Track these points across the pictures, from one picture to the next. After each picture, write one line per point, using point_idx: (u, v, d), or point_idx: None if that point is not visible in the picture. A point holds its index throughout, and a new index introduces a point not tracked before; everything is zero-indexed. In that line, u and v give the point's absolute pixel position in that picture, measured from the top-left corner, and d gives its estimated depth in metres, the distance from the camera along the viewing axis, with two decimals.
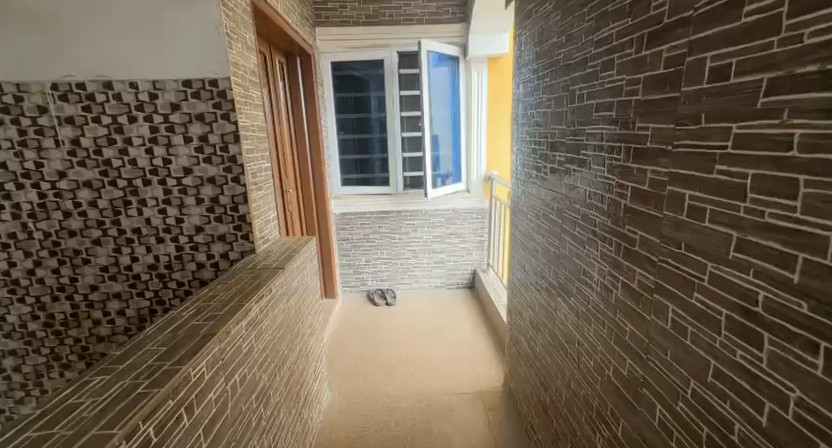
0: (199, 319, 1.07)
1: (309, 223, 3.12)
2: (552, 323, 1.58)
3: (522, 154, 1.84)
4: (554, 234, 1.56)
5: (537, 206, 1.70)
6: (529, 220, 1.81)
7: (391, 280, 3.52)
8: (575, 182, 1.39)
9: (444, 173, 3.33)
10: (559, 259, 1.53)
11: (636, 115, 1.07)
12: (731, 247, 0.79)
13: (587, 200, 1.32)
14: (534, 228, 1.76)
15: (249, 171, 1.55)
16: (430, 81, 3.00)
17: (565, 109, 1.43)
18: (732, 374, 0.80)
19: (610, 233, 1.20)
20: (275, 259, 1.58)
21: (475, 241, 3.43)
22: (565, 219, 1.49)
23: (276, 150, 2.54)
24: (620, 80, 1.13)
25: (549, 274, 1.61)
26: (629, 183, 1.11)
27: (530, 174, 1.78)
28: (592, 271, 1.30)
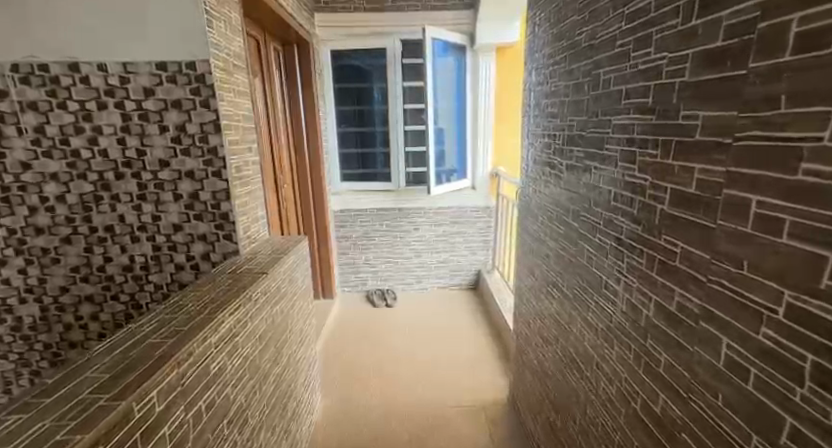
0: (155, 336, 0.95)
1: (306, 221, 2.99)
2: (564, 338, 1.44)
3: (534, 149, 1.69)
4: (570, 240, 1.42)
5: (550, 208, 1.55)
6: (539, 222, 1.66)
7: (392, 279, 3.39)
8: (596, 183, 1.25)
9: (448, 170, 3.18)
10: (575, 267, 1.38)
11: (682, 101, 0.89)
12: (824, 272, 0.58)
13: (611, 203, 1.17)
14: (546, 231, 1.61)
15: (232, 165, 1.41)
16: (435, 70, 2.84)
17: (586, 97, 1.28)
18: (813, 435, 0.61)
19: (640, 243, 1.05)
20: (261, 261, 1.44)
21: (480, 240, 3.28)
22: (582, 224, 1.34)
23: (269, 146, 2.39)
24: (661, 58, 0.95)
25: (562, 282, 1.47)
26: (670, 184, 0.94)
27: (542, 172, 1.62)
28: (617, 285, 1.16)
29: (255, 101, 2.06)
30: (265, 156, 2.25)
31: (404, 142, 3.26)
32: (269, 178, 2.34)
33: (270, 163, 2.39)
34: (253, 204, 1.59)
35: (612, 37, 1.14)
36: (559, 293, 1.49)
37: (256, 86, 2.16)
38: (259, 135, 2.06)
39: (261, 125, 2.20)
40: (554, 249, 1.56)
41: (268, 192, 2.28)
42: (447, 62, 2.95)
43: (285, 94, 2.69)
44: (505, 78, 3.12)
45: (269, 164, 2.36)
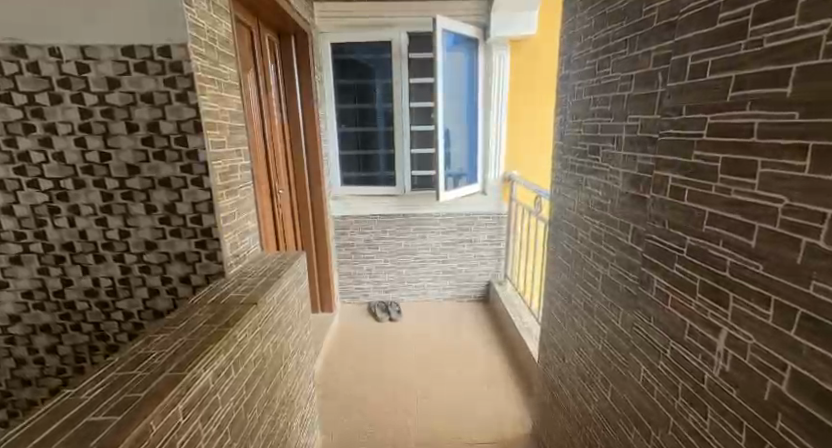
0: (85, 396, 0.69)
1: (305, 229, 2.76)
2: (590, 387, 1.19)
3: (558, 156, 1.44)
4: (596, 271, 1.16)
5: (575, 227, 1.30)
6: (564, 242, 1.41)
7: (396, 290, 3.17)
8: (628, 206, 0.98)
9: (457, 173, 2.95)
10: (600, 297, 1.13)
11: (811, 93, 0.52)
12: None
13: (643, 235, 0.91)
14: (568, 249, 1.36)
15: (215, 171, 1.19)
16: (445, 66, 2.62)
17: (626, 93, 0.97)
18: None
19: (683, 293, 0.77)
20: (250, 286, 1.21)
21: (491, 250, 3.06)
22: (608, 247, 1.08)
23: (264, 152, 2.16)
24: (762, 34, 0.59)
25: (587, 318, 1.22)
26: (786, 211, 0.56)
27: (564, 180, 1.39)
28: (646, 340, 0.90)
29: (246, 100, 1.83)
30: (258, 164, 2.02)
31: (410, 143, 3.05)
32: (262, 188, 2.11)
33: (264, 172, 2.16)
34: (241, 216, 1.36)
35: (639, 10, 0.90)
36: (583, 325, 1.24)
37: (247, 85, 1.92)
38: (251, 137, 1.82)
39: (253, 130, 1.97)
40: (575, 272, 1.31)
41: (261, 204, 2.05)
42: (457, 56, 2.72)
43: (281, 91, 2.46)
44: (519, 74, 2.90)
45: (263, 172, 2.14)
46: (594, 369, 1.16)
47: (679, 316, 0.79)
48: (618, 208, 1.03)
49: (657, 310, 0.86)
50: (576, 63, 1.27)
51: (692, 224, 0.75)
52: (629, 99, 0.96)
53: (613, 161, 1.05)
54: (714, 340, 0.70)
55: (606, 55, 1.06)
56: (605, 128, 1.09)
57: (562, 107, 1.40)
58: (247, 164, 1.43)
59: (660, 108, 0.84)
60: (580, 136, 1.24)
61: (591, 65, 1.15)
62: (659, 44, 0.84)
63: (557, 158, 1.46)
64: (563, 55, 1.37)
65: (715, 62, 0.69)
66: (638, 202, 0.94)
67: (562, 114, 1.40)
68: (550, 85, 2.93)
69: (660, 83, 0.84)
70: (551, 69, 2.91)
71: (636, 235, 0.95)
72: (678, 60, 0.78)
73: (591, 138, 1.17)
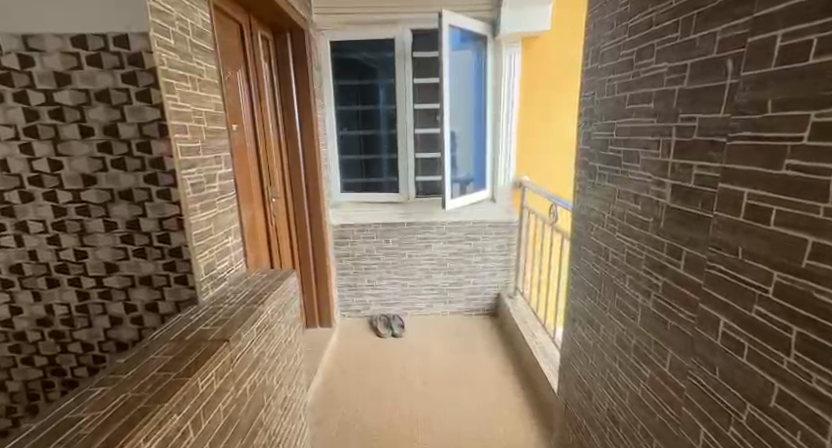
0: None
1: (302, 240, 2.60)
2: (626, 437, 1.01)
3: (582, 162, 1.26)
4: (632, 299, 0.98)
5: (605, 246, 1.12)
6: (589, 262, 1.23)
7: (399, 303, 3.00)
8: (678, 226, 0.80)
9: (465, 178, 2.77)
10: (641, 333, 0.94)
11: None
12: None
13: (704, 265, 0.73)
14: (596, 271, 1.17)
15: (186, 182, 1.02)
16: (452, 64, 2.45)
17: (677, 87, 0.79)
18: None
19: (770, 346, 0.59)
20: (227, 315, 1.04)
21: (500, 260, 2.90)
22: (651, 274, 0.89)
23: (255, 162, 2.00)
24: None
25: (621, 354, 1.04)
26: None
27: (590, 190, 1.21)
28: (709, 398, 0.71)
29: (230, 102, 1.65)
30: (245, 174, 1.85)
31: (414, 147, 2.88)
32: (251, 201, 1.94)
33: (255, 182, 2.00)
34: (216, 233, 1.18)
35: None
36: (618, 363, 1.05)
37: (235, 86, 1.76)
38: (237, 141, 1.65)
39: (241, 138, 1.80)
40: (605, 300, 1.12)
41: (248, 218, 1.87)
42: (465, 54, 2.55)
43: (276, 93, 2.30)
44: (531, 73, 2.72)
45: (253, 183, 1.97)
46: (633, 419, 0.97)
47: (764, 375, 0.60)
48: (663, 227, 0.85)
49: (724, 360, 0.68)
50: (606, 54, 1.08)
51: (783, 256, 0.57)
52: (682, 95, 0.78)
53: (657, 170, 0.87)
54: (825, 418, 0.51)
55: (648, 43, 0.89)
56: (646, 130, 0.90)
57: (587, 107, 1.22)
58: (214, 168, 1.19)
59: (730, 104, 0.66)
60: (612, 140, 1.06)
61: (627, 56, 0.98)
62: (729, 23, 0.66)
63: (581, 166, 1.28)
64: (589, 46, 1.19)
65: (825, 39, 0.50)
66: (695, 221, 0.76)
67: (587, 115, 1.22)
68: (565, 85, 2.75)
69: (728, 73, 0.66)
70: (566, 68, 2.72)
71: (692, 262, 0.77)
72: (756, 41, 0.60)
73: (626, 142, 0.99)
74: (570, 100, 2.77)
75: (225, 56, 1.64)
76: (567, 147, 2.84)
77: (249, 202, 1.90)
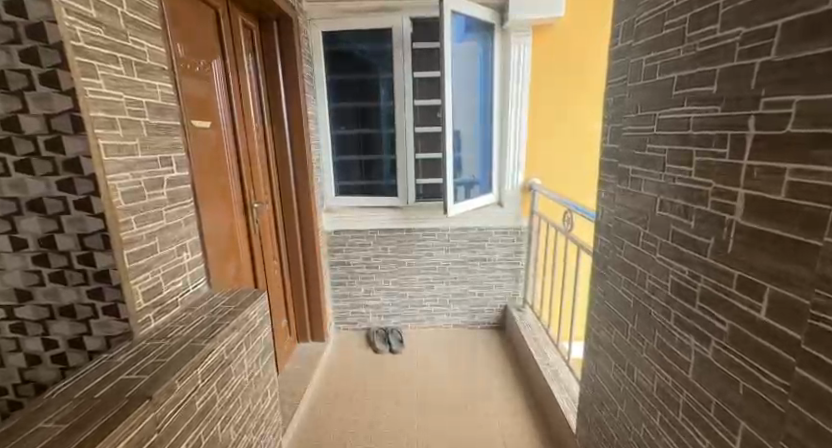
0: None
1: (292, 249, 2.41)
2: None
3: (607, 166, 1.05)
4: (677, 341, 0.76)
5: (637, 268, 0.90)
6: (615, 286, 1.01)
7: (398, 315, 2.80)
8: (757, 254, 0.58)
9: (470, 180, 2.55)
10: (695, 389, 0.72)
11: None
12: None
13: (805, 314, 0.51)
14: (628, 300, 0.95)
15: (116, 190, 0.82)
16: (454, 56, 2.23)
17: (757, 61, 0.57)
18: None
19: None
20: (166, 355, 0.84)
21: (508, 269, 2.68)
22: (710, 314, 0.68)
23: (232, 164, 1.81)
24: None
25: (661, 409, 0.82)
26: None
27: (620, 199, 0.98)
28: None
29: (189, 92, 1.44)
30: (218, 179, 1.65)
31: (413, 148, 2.67)
32: (228, 208, 1.74)
33: (232, 186, 1.81)
34: (159, 251, 0.96)
35: None
36: (657, 419, 0.84)
37: (205, 78, 1.57)
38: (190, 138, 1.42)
39: (210, 138, 1.60)
40: (639, 337, 0.90)
41: (222, 229, 1.66)
42: (469, 47, 2.34)
43: (261, 89, 2.12)
44: (543, 66, 2.47)
45: (229, 189, 1.77)
46: None
47: None
48: (730, 253, 0.63)
49: None
50: (642, 28, 0.86)
51: None
52: (765, 70, 0.56)
53: (719, 176, 0.65)
54: None
55: (707, 5, 0.66)
56: (703, 122, 0.68)
57: (615, 96, 1.00)
58: (161, 169, 0.98)
59: None
60: (651, 137, 0.84)
61: (674, 26, 0.75)
62: None
63: (607, 168, 1.05)
64: (618, 21, 0.97)
65: None
66: (789, 248, 0.53)
67: (616, 106, 1.00)
68: (583, 79, 2.48)
69: None
70: (584, 60, 2.45)
71: (782, 306, 0.55)
72: None
73: (671, 140, 0.77)
74: (589, 95, 2.50)
75: (188, 41, 1.43)
76: (585, 148, 2.58)
77: (222, 211, 1.69)
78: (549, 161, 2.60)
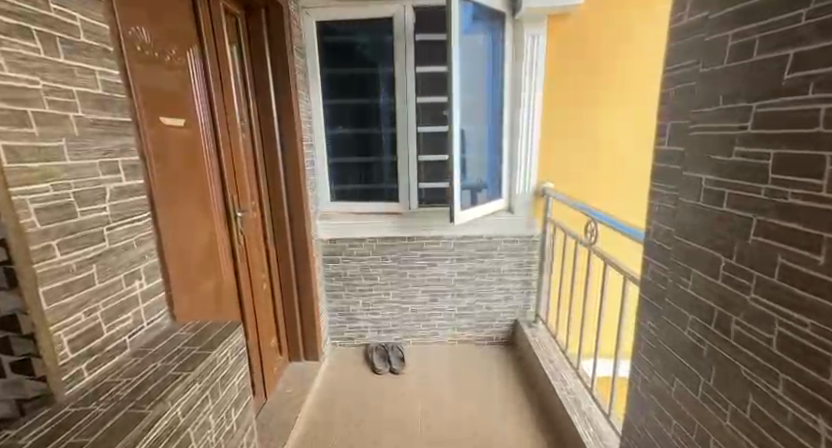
0: None
1: (283, 260, 2.20)
2: None
3: (665, 175, 0.86)
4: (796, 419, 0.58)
5: (715, 311, 0.72)
6: (675, 328, 0.83)
7: (399, 330, 2.61)
8: None
9: (476, 185, 2.34)
10: None
11: None
12: None
13: None
14: (698, 346, 0.76)
15: (28, 209, 0.62)
16: (462, 49, 2.02)
17: None
18: None
19: None
20: (98, 428, 0.63)
21: (518, 281, 2.48)
22: None
23: (211, 168, 1.61)
24: None
25: None
26: None
27: (686, 215, 0.79)
28: None
29: (157, 85, 1.24)
30: (193, 186, 1.44)
31: (416, 149, 2.47)
32: (206, 219, 1.54)
33: (212, 193, 1.60)
34: (97, 283, 0.75)
35: None
36: None
37: (177, 71, 1.37)
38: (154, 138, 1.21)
39: (183, 138, 1.40)
40: (721, 400, 0.72)
41: (199, 244, 1.46)
42: (478, 40, 2.14)
43: (248, 85, 1.91)
44: (559, 61, 2.27)
45: (208, 196, 1.56)
46: None
47: None
48: None
49: None
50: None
51: None
52: None
53: None
54: None
55: None
56: None
57: (681, 84, 0.80)
58: (102, 178, 0.77)
59: None
60: (745, 136, 0.65)
61: None
62: None
63: (663, 178, 0.86)
64: None
65: None
66: None
67: (680, 98, 0.80)
68: (598, 77, 2.28)
69: None
70: (603, 56, 2.26)
71: None
72: None
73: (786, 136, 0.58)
74: (604, 94, 2.30)
75: (154, 25, 1.22)
76: (599, 151, 2.38)
77: (200, 223, 1.48)
78: (564, 165, 2.40)
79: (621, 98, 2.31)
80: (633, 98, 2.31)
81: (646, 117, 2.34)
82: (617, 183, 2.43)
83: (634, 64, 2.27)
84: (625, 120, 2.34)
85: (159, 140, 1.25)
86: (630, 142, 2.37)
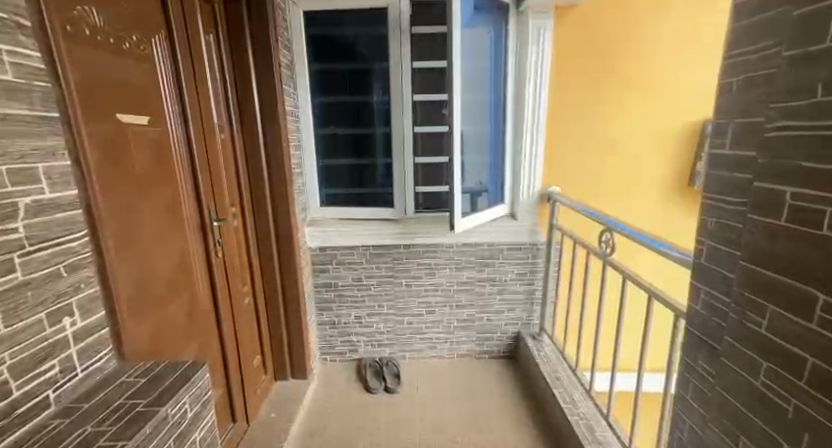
0: None
1: (268, 271, 2.03)
2: None
3: (747, 188, 0.72)
4: None
5: (808, 367, 0.61)
6: (747, 379, 0.72)
7: (394, 343, 2.44)
8: None
9: (477, 189, 2.18)
10: None
11: None
12: None
13: None
14: (782, 405, 0.65)
15: None
16: (462, 42, 1.87)
17: None
18: None
19: None
20: None
21: (521, 291, 2.33)
22: None
23: (183, 173, 1.43)
24: None
25: None
26: None
27: (776, 236, 0.66)
28: None
29: (110, 76, 1.08)
30: (156, 193, 1.27)
31: (413, 150, 2.31)
32: (175, 229, 1.36)
33: (184, 201, 1.43)
34: (1, 329, 0.57)
35: None
36: None
37: (140, 62, 1.21)
38: (103, 138, 1.04)
39: (145, 140, 1.23)
40: None
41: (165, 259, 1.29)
42: (479, 34, 1.99)
43: (228, 81, 1.74)
44: (564, 57, 2.11)
45: (177, 205, 1.39)
46: None
47: None
48: None
49: None
50: None
51: None
52: None
53: None
54: None
55: None
56: None
57: (774, 68, 0.66)
58: (12, 191, 0.59)
59: None
60: None
61: None
62: None
63: (747, 189, 0.72)
64: None
65: None
66: None
67: (773, 93, 0.67)
68: (606, 76, 2.14)
69: None
70: (611, 52, 2.11)
71: None
72: None
73: None
74: (611, 93, 2.16)
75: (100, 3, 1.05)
76: (605, 154, 2.24)
77: (166, 234, 1.32)
78: (570, 168, 2.25)
79: (630, 98, 2.17)
80: (641, 97, 2.17)
81: (654, 117, 2.20)
82: (621, 189, 2.30)
83: (643, 63, 2.13)
84: (632, 121, 2.20)
85: (112, 141, 1.08)
86: (636, 145, 2.24)
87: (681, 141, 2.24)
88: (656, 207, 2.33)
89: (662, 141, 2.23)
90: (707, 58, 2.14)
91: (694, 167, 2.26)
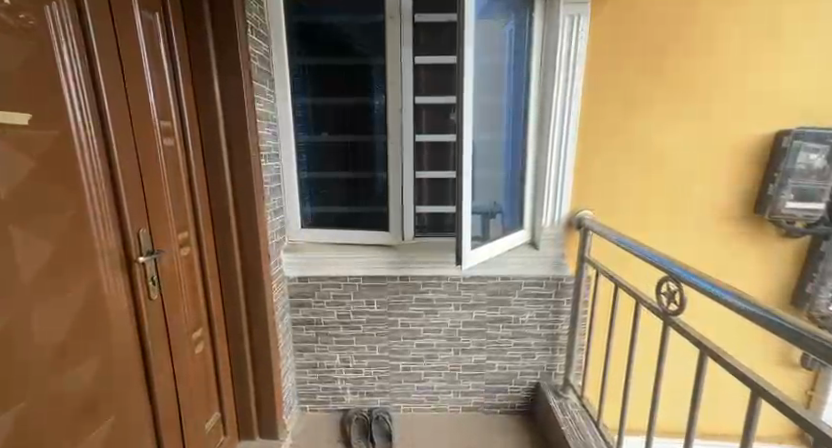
0: None
1: (230, 308, 1.67)
2: None
3: None
4: None
5: None
6: None
7: (387, 392, 2.04)
8: None
9: (492, 212, 1.78)
10: None
11: None
12: None
13: None
14: None
15: None
16: (476, 31, 1.49)
17: None
18: None
19: None
20: None
21: (541, 335, 1.93)
22: None
23: (101, 192, 1.06)
24: None
25: None
26: None
27: None
28: None
29: None
30: (47, 223, 0.90)
31: (415, 163, 1.94)
32: (80, 271, 0.99)
33: (100, 231, 1.06)
34: None
35: None
36: None
37: (23, 42, 0.84)
38: None
39: (29, 150, 0.86)
40: None
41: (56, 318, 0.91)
42: (497, 23, 1.61)
43: (180, 77, 1.39)
44: (601, 54, 1.72)
45: (87, 237, 1.02)
46: None
47: None
48: None
49: None
50: None
51: None
52: None
53: None
54: None
55: None
56: None
57: None
58: None
59: None
60: None
61: None
62: None
63: None
64: None
65: None
66: None
67: None
68: (651, 79, 1.75)
69: None
70: (658, 50, 1.72)
71: None
72: None
73: None
74: (657, 99, 1.77)
75: None
76: (648, 173, 1.84)
77: (64, 281, 0.94)
78: (604, 188, 1.85)
79: (680, 106, 1.78)
80: (694, 105, 1.78)
81: (709, 129, 1.81)
82: (668, 215, 1.89)
83: (699, 61, 1.74)
84: (682, 132, 1.81)
85: None
86: (686, 161, 1.84)
87: (744, 158, 1.83)
88: (708, 237, 1.92)
89: (718, 158, 1.83)
90: (781, 55, 1.74)
91: (765, 191, 1.83)
